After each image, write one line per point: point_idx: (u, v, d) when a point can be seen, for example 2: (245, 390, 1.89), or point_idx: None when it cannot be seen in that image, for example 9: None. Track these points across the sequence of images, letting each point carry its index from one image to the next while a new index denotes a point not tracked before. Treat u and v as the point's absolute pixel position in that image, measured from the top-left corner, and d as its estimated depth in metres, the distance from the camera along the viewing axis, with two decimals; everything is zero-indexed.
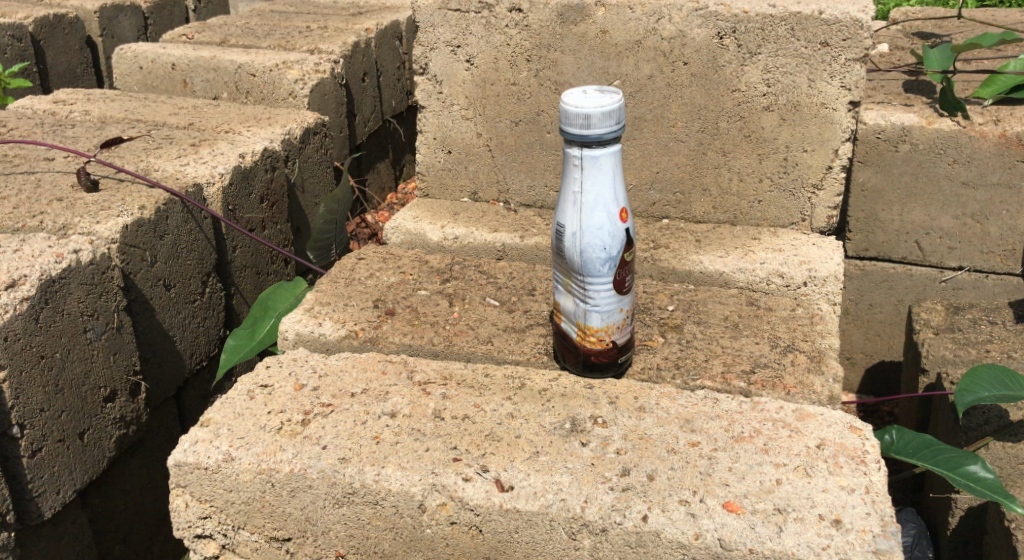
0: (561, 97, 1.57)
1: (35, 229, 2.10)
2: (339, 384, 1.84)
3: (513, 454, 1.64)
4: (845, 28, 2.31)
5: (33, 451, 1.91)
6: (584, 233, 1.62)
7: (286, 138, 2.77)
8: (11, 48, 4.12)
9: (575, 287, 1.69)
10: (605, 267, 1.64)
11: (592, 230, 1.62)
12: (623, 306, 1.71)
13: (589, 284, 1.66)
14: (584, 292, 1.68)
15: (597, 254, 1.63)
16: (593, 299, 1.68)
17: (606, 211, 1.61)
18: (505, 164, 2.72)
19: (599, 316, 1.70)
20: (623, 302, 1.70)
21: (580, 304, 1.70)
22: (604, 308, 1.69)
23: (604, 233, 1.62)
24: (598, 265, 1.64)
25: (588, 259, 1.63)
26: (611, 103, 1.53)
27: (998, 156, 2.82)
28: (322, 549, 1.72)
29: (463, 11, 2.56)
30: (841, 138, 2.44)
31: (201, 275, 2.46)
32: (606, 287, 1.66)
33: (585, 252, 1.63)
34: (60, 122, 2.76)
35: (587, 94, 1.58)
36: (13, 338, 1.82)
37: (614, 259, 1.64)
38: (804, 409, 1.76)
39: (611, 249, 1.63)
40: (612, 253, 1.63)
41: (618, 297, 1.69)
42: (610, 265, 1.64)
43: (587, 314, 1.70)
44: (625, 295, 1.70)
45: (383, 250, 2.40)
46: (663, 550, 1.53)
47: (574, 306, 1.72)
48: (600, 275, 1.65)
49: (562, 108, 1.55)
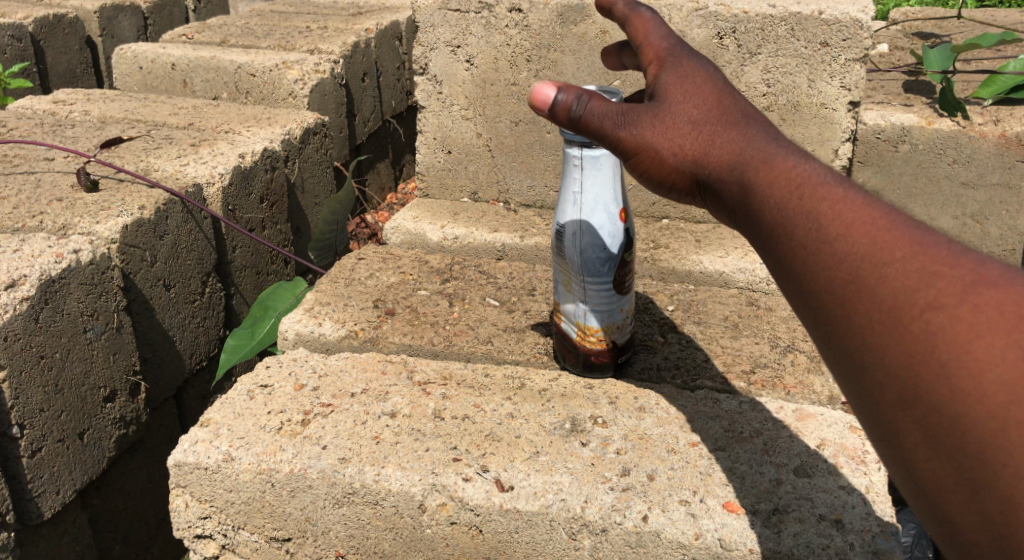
0: None
1: (35, 229, 2.09)
2: (339, 384, 1.84)
3: (514, 454, 1.64)
4: (846, 28, 2.32)
5: (33, 451, 1.90)
6: (584, 235, 1.62)
7: (286, 138, 2.77)
8: (11, 48, 4.11)
9: (574, 287, 1.69)
10: (604, 267, 1.64)
11: (592, 230, 1.62)
12: (622, 306, 1.70)
13: (589, 285, 1.66)
14: (584, 293, 1.67)
15: (597, 254, 1.63)
16: (593, 299, 1.67)
17: (606, 211, 1.61)
18: (506, 164, 2.72)
19: (599, 316, 1.70)
20: (623, 302, 1.70)
21: (580, 305, 1.70)
22: (604, 308, 1.68)
23: (604, 233, 1.62)
24: (598, 265, 1.64)
25: (588, 259, 1.63)
26: None
27: (998, 156, 2.82)
28: (322, 549, 1.71)
29: (463, 11, 2.57)
30: (841, 138, 2.45)
31: (200, 275, 2.46)
32: (606, 287, 1.66)
33: (585, 252, 1.63)
34: (59, 122, 2.76)
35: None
36: (13, 338, 1.81)
37: (613, 259, 1.64)
38: (804, 409, 1.76)
39: (610, 249, 1.63)
40: (613, 253, 1.63)
41: (618, 297, 1.68)
42: (610, 264, 1.64)
43: (587, 314, 1.70)
44: (625, 294, 1.70)
45: (383, 250, 2.40)
46: (664, 550, 1.52)
47: (573, 307, 1.71)
48: (600, 275, 1.65)
49: None
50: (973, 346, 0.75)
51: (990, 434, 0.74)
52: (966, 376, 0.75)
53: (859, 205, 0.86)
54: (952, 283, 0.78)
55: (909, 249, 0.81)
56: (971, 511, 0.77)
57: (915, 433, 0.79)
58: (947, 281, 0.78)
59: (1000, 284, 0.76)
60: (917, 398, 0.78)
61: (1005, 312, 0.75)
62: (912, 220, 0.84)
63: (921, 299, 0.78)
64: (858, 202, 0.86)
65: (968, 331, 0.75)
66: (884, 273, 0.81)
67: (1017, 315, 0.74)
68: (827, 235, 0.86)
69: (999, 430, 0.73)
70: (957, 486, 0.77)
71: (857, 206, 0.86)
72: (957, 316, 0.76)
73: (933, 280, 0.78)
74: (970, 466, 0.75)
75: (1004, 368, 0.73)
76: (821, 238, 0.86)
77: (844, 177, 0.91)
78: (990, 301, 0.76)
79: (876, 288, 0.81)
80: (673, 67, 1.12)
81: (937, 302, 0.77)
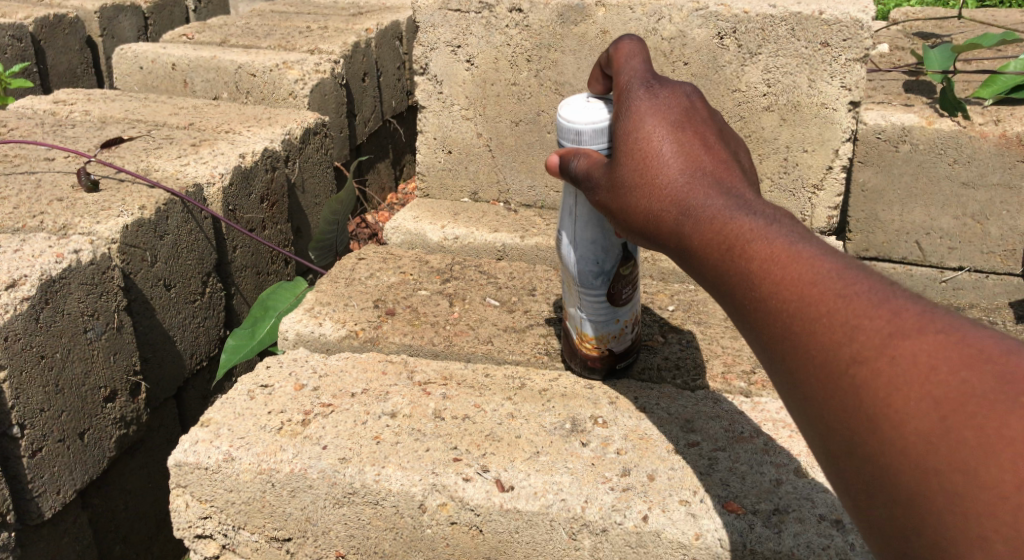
0: (559, 107, 1.47)
1: (35, 229, 2.09)
2: (339, 383, 1.84)
3: (514, 454, 1.64)
4: (846, 28, 2.32)
5: (33, 451, 1.90)
6: (578, 246, 1.62)
7: (286, 138, 2.77)
8: (11, 48, 4.11)
9: (571, 295, 1.70)
10: (597, 281, 1.64)
11: (584, 244, 1.62)
12: (617, 318, 1.71)
13: (582, 296, 1.67)
14: (578, 302, 1.69)
15: (589, 268, 1.63)
16: (585, 310, 1.69)
17: (601, 227, 1.60)
18: (506, 164, 2.72)
19: (591, 325, 1.71)
20: (618, 314, 1.70)
21: (576, 312, 1.72)
22: (597, 319, 1.70)
23: (596, 249, 1.61)
24: (590, 278, 1.64)
25: (581, 271, 1.64)
26: (604, 120, 1.42)
27: (998, 156, 2.82)
28: (322, 549, 1.72)
29: (463, 11, 2.57)
30: (841, 138, 2.46)
31: (201, 276, 2.46)
32: (599, 300, 1.67)
33: (578, 264, 1.64)
34: (60, 122, 2.76)
35: (590, 100, 1.47)
36: (14, 338, 1.81)
37: (607, 274, 1.63)
38: None
39: (603, 264, 1.62)
40: (606, 267, 1.63)
41: (611, 309, 1.69)
42: (604, 278, 1.64)
43: (581, 321, 1.72)
44: (620, 307, 1.69)
45: (383, 250, 2.40)
46: (664, 550, 1.52)
47: (571, 312, 1.74)
48: (592, 288, 1.65)
49: (557, 122, 1.46)
50: (893, 399, 0.75)
51: (920, 487, 0.73)
52: (891, 430, 0.75)
53: (784, 258, 0.88)
54: (871, 334, 0.78)
55: (833, 302, 0.82)
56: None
57: (860, 488, 0.79)
58: (867, 332, 0.78)
59: (916, 331, 0.75)
60: (855, 453, 0.79)
61: (919, 363, 0.74)
62: (843, 268, 0.85)
63: (846, 353, 0.79)
64: (789, 255, 0.88)
65: (887, 384, 0.75)
66: (813, 328, 0.82)
67: (931, 364, 0.73)
68: (762, 291, 0.89)
69: (923, 482, 0.73)
70: (902, 534, 0.76)
71: (783, 259, 0.88)
72: (877, 369, 0.76)
73: (855, 333, 0.79)
74: (912, 518, 0.75)
75: (923, 421, 0.73)
76: (756, 294, 0.89)
77: (779, 228, 0.93)
78: (907, 351, 0.75)
79: (808, 344, 0.83)
80: (633, 121, 1.19)
81: (861, 355, 0.78)
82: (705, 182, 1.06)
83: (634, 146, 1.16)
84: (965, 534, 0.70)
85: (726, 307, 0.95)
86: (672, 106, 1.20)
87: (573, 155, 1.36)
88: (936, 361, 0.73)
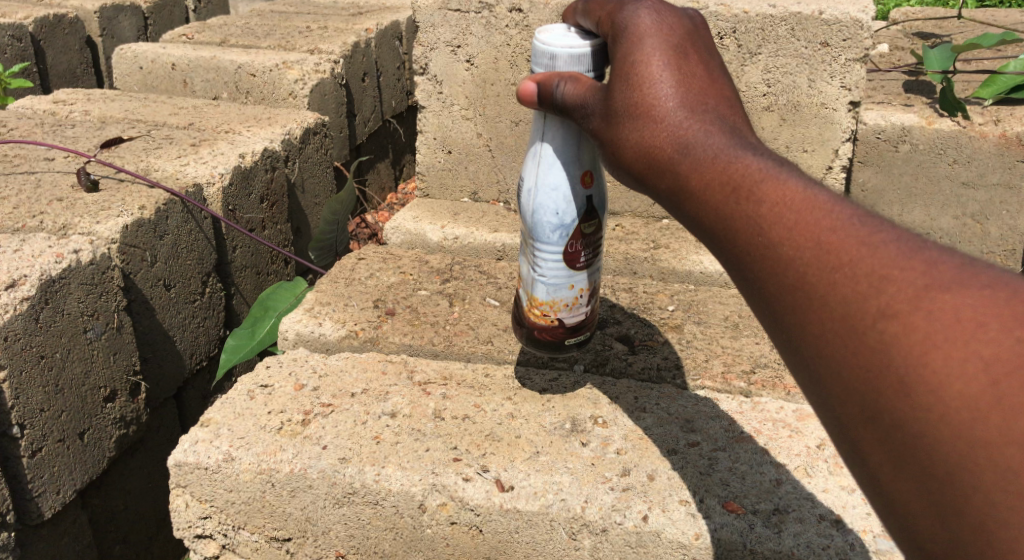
0: (536, 33, 1.39)
1: (35, 229, 2.09)
2: (339, 384, 1.84)
3: (513, 454, 1.64)
4: (846, 28, 2.32)
5: (33, 451, 1.90)
6: (539, 193, 1.45)
7: (286, 138, 2.77)
8: (11, 49, 4.11)
9: (527, 251, 1.51)
10: (555, 234, 1.45)
11: (546, 190, 1.44)
12: (574, 283, 1.50)
13: (538, 251, 1.48)
14: (533, 259, 1.50)
15: (548, 219, 1.45)
16: (540, 267, 1.49)
17: (565, 173, 1.43)
18: (506, 164, 2.72)
19: (545, 287, 1.50)
20: (576, 278, 1.50)
21: (530, 271, 1.51)
22: (552, 280, 1.49)
23: (558, 196, 1.44)
24: (548, 231, 1.45)
25: (539, 222, 1.46)
26: (582, 45, 1.33)
27: (999, 156, 2.82)
28: (322, 549, 1.72)
29: (463, 11, 2.57)
30: (841, 138, 2.46)
31: (200, 275, 2.46)
32: (555, 258, 1.47)
33: (537, 213, 1.45)
34: (59, 122, 2.76)
35: (570, 32, 1.38)
36: (13, 338, 1.81)
37: (567, 228, 1.45)
38: (804, 409, 1.77)
39: (564, 216, 1.44)
40: (566, 220, 1.44)
41: (568, 271, 1.49)
42: (562, 232, 1.45)
43: (534, 282, 1.51)
44: (579, 270, 1.50)
45: (383, 250, 2.40)
46: (664, 550, 1.52)
47: (525, 272, 1.53)
48: (549, 242, 1.46)
49: (533, 45, 1.38)
50: (929, 358, 0.73)
51: (957, 456, 0.72)
52: (926, 392, 0.73)
53: (800, 203, 0.85)
54: (902, 287, 0.76)
55: (857, 250, 0.80)
56: (941, 535, 0.76)
57: (875, 449, 0.78)
58: (898, 285, 0.76)
59: (956, 286, 0.74)
60: (879, 417, 0.77)
61: (962, 319, 0.72)
62: (864, 216, 0.83)
63: (873, 307, 0.77)
64: (805, 200, 0.86)
65: (922, 341, 0.73)
66: (834, 279, 0.80)
67: (976, 322, 0.72)
68: (772, 236, 0.86)
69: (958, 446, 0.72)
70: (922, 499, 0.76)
71: (799, 203, 0.86)
72: (910, 325, 0.74)
73: (883, 285, 0.77)
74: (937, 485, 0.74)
75: (966, 382, 0.71)
76: (767, 240, 0.86)
77: (790, 170, 0.90)
78: (945, 306, 0.73)
79: (826, 295, 0.81)
80: (626, 49, 1.14)
81: (890, 309, 0.76)
82: (709, 119, 1.03)
83: (630, 72, 1.10)
84: (1008, 501, 0.70)
85: (729, 251, 0.92)
86: (673, 30, 1.14)
87: (555, 79, 1.30)
88: (982, 318, 0.72)
